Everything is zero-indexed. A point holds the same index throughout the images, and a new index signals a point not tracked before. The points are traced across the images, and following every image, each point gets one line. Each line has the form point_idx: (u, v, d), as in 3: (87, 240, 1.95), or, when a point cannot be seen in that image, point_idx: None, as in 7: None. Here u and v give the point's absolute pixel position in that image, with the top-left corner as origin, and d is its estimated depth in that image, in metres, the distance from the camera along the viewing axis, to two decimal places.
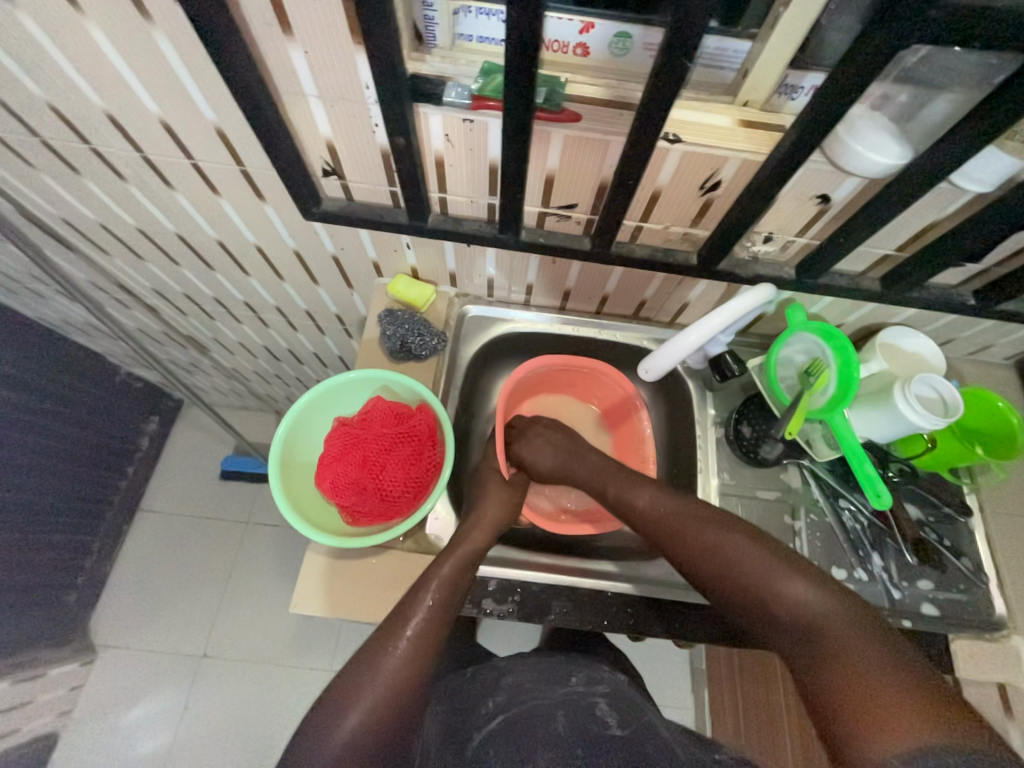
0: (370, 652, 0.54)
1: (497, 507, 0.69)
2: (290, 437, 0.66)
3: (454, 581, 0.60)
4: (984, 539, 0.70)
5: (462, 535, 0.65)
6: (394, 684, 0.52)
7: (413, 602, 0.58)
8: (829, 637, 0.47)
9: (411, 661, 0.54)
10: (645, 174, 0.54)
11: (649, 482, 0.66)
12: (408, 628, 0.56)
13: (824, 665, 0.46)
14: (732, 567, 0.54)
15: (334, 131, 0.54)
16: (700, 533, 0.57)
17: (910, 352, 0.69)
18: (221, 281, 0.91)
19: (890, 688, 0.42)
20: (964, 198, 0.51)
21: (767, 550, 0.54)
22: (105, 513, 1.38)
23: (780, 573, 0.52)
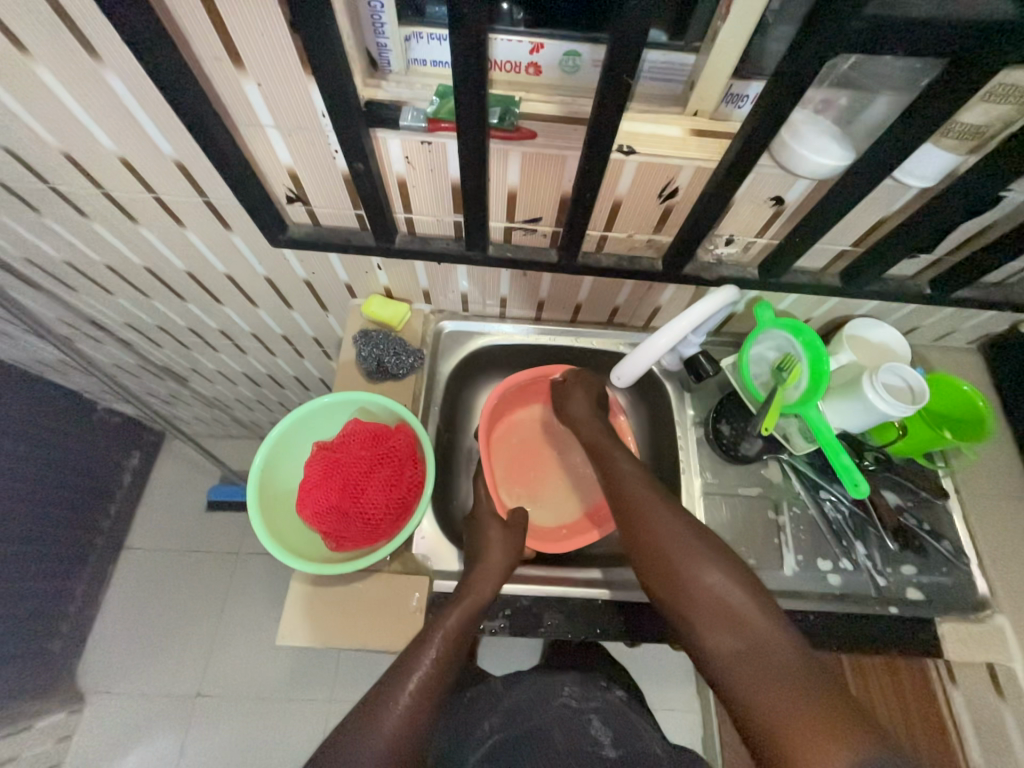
0: (372, 706, 0.53)
1: (505, 552, 0.66)
2: (268, 465, 0.66)
3: (460, 634, 0.59)
4: (962, 520, 0.72)
5: (468, 585, 0.63)
6: (397, 741, 0.50)
7: (412, 656, 0.56)
8: (771, 656, 0.50)
9: (413, 717, 0.52)
10: (604, 186, 0.56)
11: (648, 506, 0.62)
12: (407, 684, 0.54)
13: (761, 683, 0.49)
14: (690, 587, 0.56)
15: (294, 159, 0.54)
16: (670, 555, 0.58)
17: (877, 342, 0.71)
18: (194, 311, 0.90)
19: (822, 710, 0.45)
20: (910, 193, 0.53)
21: (722, 572, 0.56)
22: (87, 554, 1.34)
23: (725, 592, 0.55)
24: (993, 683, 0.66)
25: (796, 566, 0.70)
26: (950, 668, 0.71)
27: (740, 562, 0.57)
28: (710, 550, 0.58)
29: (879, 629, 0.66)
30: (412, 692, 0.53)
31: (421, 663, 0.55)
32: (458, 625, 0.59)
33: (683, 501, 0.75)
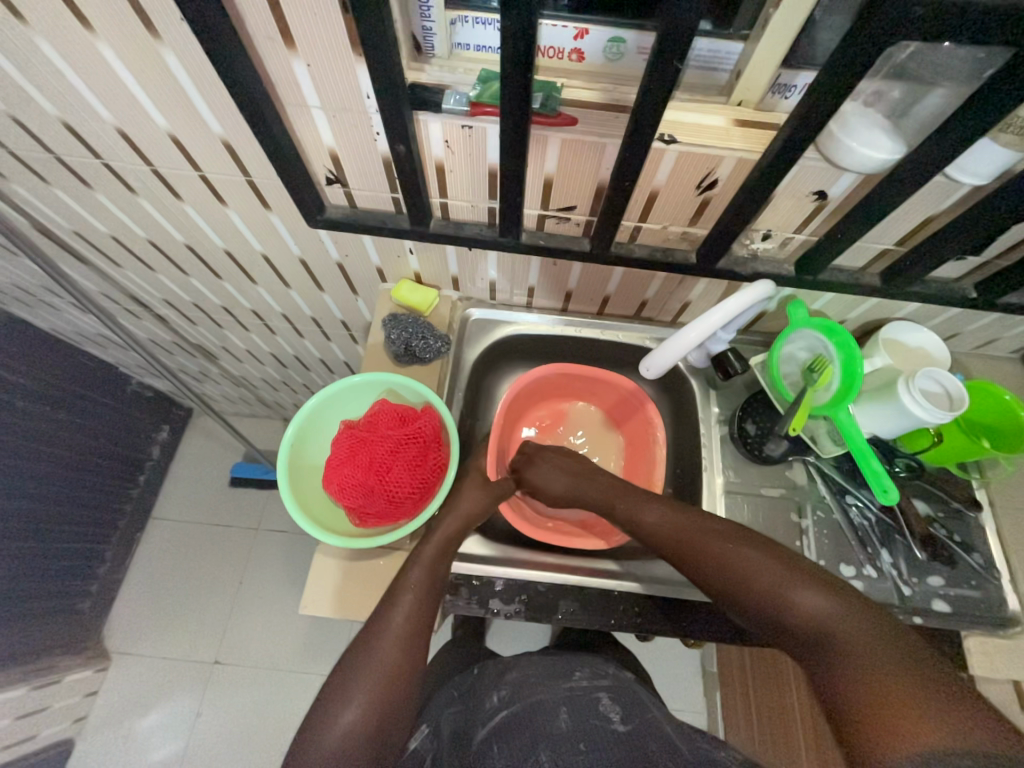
0: (359, 644, 0.55)
1: (471, 496, 0.67)
2: (297, 440, 0.67)
3: (435, 569, 0.60)
4: (996, 534, 0.69)
5: (442, 526, 0.63)
6: (382, 671, 0.53)
7: (395, 594, 0.58)
8: (859, 648, 0.47)
9: (401, 646, 0.54)
10: (642, 176, 0.55)
11: (700, 523, 0.61)
12: (394, 620, 0.56)
13: (854, 675, 0.46)
14: (764, 588, 0.54)
15: (337, 140, 0.55)
16: (736, 557, 0.56)
17: (915, 347, 0.69)
18: (229, 290, 0.93)
19: (926, 694, 0.42)
20: (961, 191, 0.51)
21: (791, 573, 0.54)
22: (118, 520, 1.40)
23: (800, 591, 0.52)
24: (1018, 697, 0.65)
25: None
26: (974, 684, 0.70)
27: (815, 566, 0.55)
28: (770, 555, 0.56)
29: None
30: (396, 625, 0.55)
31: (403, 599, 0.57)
32: (435, 562, 0.60)
33: (703, 499, 0.75)
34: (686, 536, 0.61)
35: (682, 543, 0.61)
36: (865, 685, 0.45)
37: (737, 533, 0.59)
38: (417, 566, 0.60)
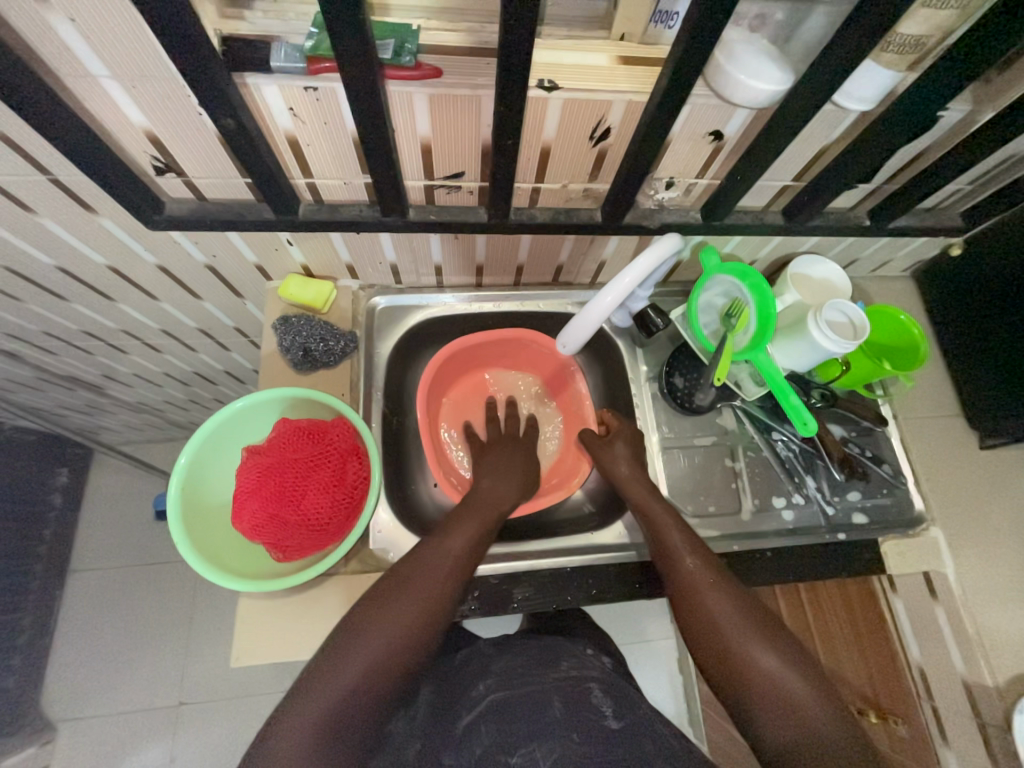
0: (354, 639, 0.50)
1: (464, 535, 0.58)
2: (192, 479, 0.59)
3: (448, 572, 0.55)
4: (901, 444, 0.75)
5: (423, 562, 0.55)
6: (381, 678, 0.49)
7: (359, 631, 0.50)
8: (767, 674, 0.51)
9: (391, 661, 0.49)
10: (529, 130, 0.49)
11: (704, 582, 0.58)
12: (351, 664, 0.49)
13: (763, 697, 0.51)
14: (699, 599, 0.57)
15: (149, 119, 0.44)
16: (690, 573, 0.58)
17: (820, 280, 0.71)
18: (84, 312, 0.78)
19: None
20: (848, 120, 0.50)
21: (781, 656, 0.52)
22: (29, 584, 1.23)
23: (731, 612, 0.55)
24: (928, 587, 0.70)
25: (753, 509, 0.72)
26: (892, 579, 0.73)
27: (802, 649, 0.53)
28: (763, 623, 0.55)
29: (833, 557, 0.69)
30: (384, 654, 0.50)
31: (369, 643, 0.50)
32: (426, 606, 0.52)
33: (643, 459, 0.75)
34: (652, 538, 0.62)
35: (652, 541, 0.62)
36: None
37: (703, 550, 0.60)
38: (391, 609, 0.52)
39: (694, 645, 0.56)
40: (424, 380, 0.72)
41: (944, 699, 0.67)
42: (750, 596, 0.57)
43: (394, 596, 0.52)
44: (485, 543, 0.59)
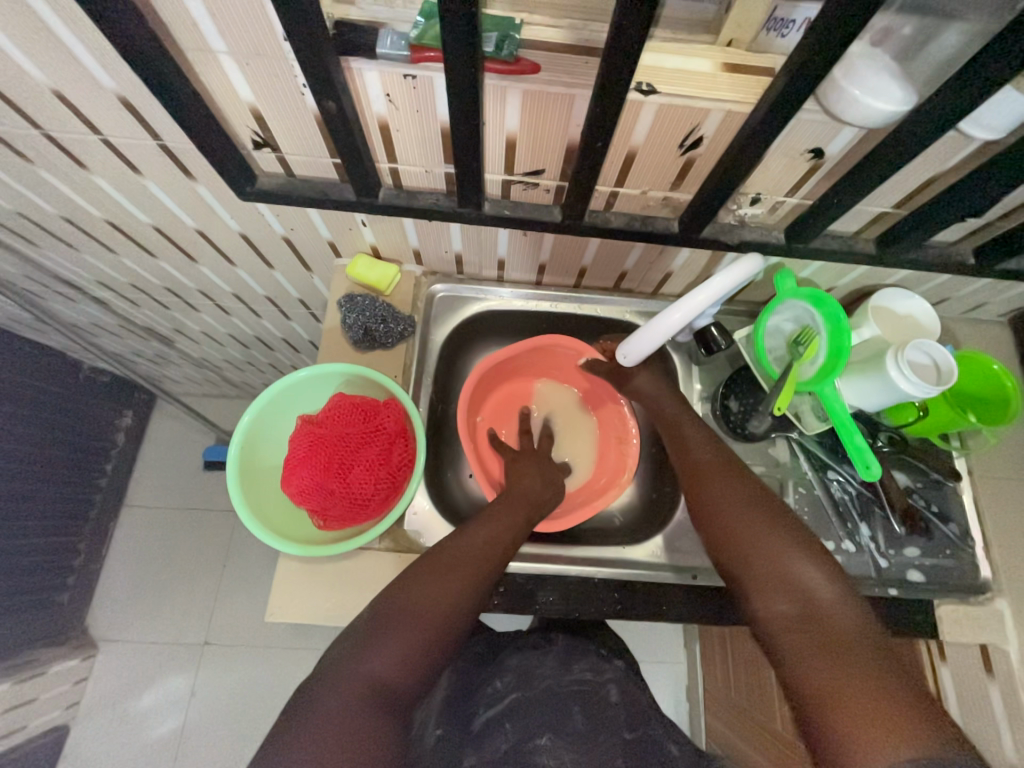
0: (410, 591, 0.52)
1: (508, 526, 0.60)
2: (250, 440, 0.62)
3: (493, 547, 0.58)
4: (973, 503, 0.69)
5: (472, 545, 0.57)
6: (432, 632, 0.51)
7: (409, 603, 0.51)
8: (829, 625, 0.47)
9: (444, 618, 0.52)
10: (618, 133, 0.48)
11: (717, 472, 0.61)
12: (403, 632, 0.49)
13: (819, 650, 0.46)
14: (749, 546, 0.54)
15: (256, 96, 0.46)
16: (739, 516, 0.56)
17: (905, 315, 0.66)
18: (168, 270, 0.83)
19: (895, 695, 0.42)
20: (968, 149, 0.46)
21: (794, 546, 0.53)
22: (89, 511, 1.34)
23: (783, 557, 0.52)
24: (983, 660, 0.64)
25: None
26: (941, 647, 0.68)
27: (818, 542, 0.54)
28: (777, 515, 0.56)
29: (878, 612, 0.65)
30: (437, 608, 0.52)
31: (419, 615, 0.51)
32: (470, 587, 0.54)
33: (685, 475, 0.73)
34: (701, 494, 0.60)
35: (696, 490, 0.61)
36: (816, 658, 0.46)
37: (752, 494, 0.58)
38: (437, 587, 0.53)
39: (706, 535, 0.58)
40: (478, 371, 0.71)
41: None
42: (760, 489, 0.59)
43: (444, 574, 0.54)
44: (525, 535, 0.62)
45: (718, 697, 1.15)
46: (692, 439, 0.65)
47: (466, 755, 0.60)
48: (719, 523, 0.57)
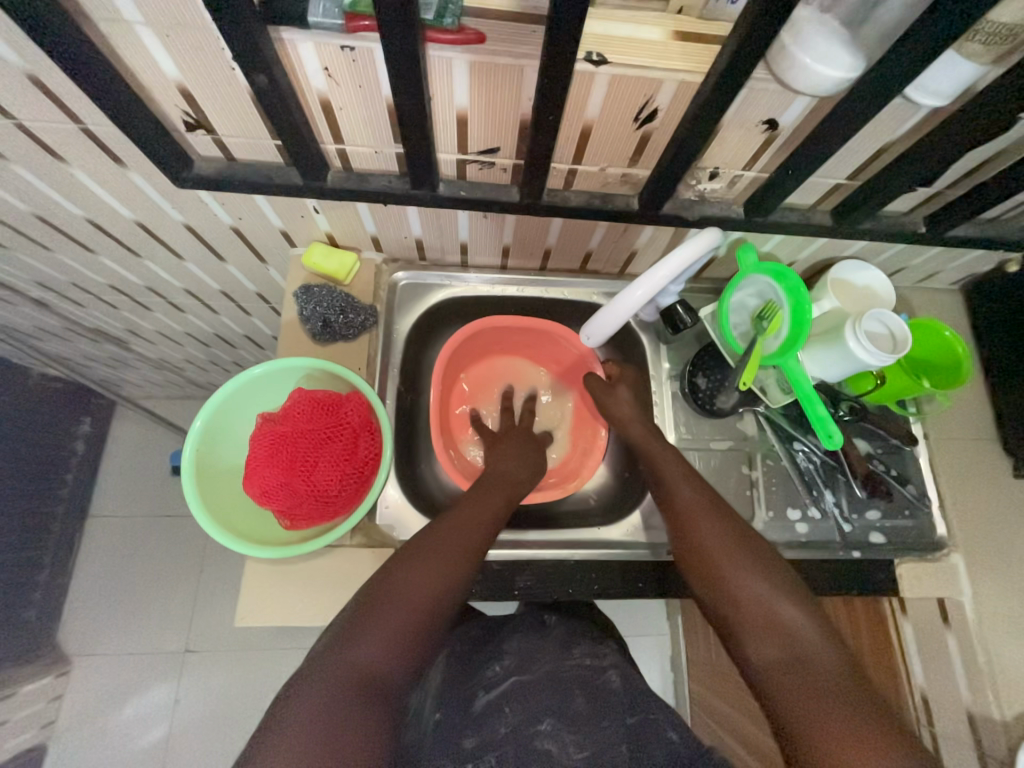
0: (394, 582, 0.51)
1: (490, 509, 0.60)
2: (206, 442, 0.60)
3: (475, 528, 0.57)
4: (928, 465, 0.72)
5: (454, 528, 0.56)
6: (420, 619, 0.50)
7: (392, 592, 0.50)
8: (803, 652, 0.47)
9: (430, 603, 0.51)
10: (571, 107, 0.46)
11: (682, 487, 0.60)
12: (388, 621, 0.48)
13: (796, 684, 0.46)
14: (722, 570, 0.54)
15: (183, 72, 0.43)
16: (711, 538, 0.56)
17: (862, 287, 0.67)
18: (111, 266, 0.78)
19: (868, 719, 0.42)
20: (916, 117, 0.47)
21: (781, 589, 0.52)
22: (49, 525, 1.28)
23: (754, 581, 0.52)
24: (941, 613, 0.67)
25: (767, 521, 0.70)
26: (903, 602, 0.71)
27: (804, 585, 0.52)
28: (758, 552, 0.54)
29: (844, 574, 0.68)
30: (423, 594, 0.51)
31: (403, 603, 0.50)
32: (452, 571, 0.53)
33: None
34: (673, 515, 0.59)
35: (668, 511, 0.60)
36: (816, 712, 0.43)
37: (720, 512, 0.58)
38: (421, 572, 0.52)
39: (691, 574, 0.56)
40: (452, 342, 0.71)
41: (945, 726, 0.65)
42: (725, 504, 0.59)
43: (425, 560, 0.53)
44: (506, 516, 0.62)
45: (700, 665, 1.19)
46: (662, 461, 0.63)
47: (467, 739, 0.60)
48: (690, 543, 0.57)
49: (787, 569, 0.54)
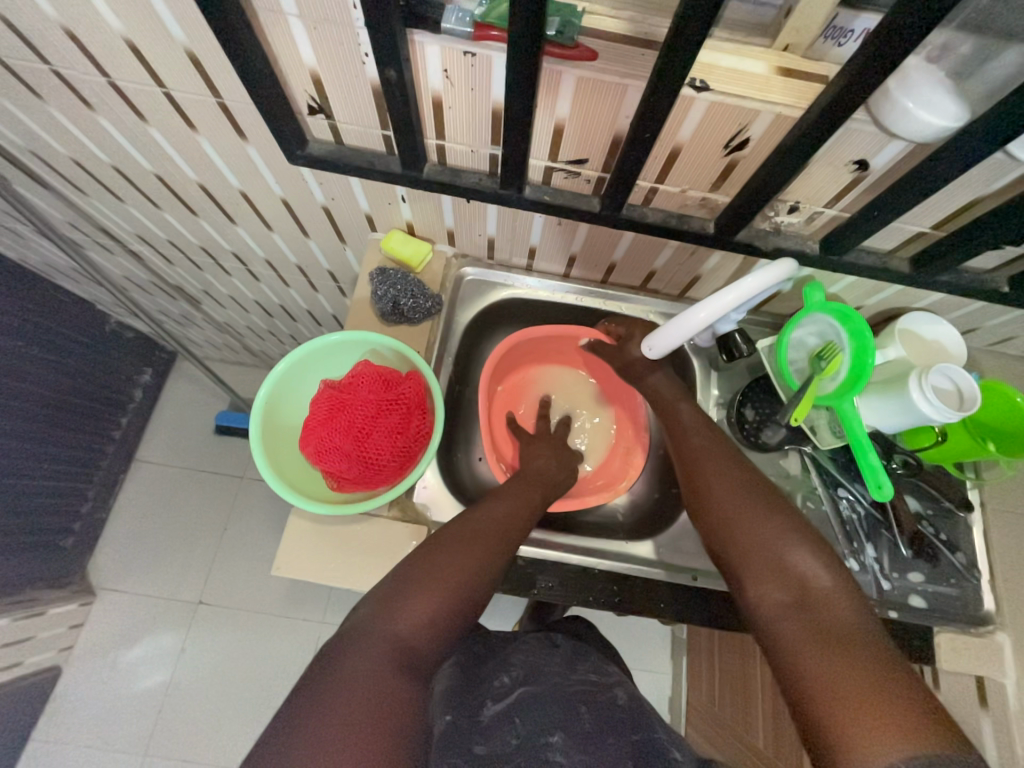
0: (434, 559, 0.54)
1: (525, 504, 0.63)
2: (274, 397, 0.64)
3: (512, 520, 0.60)
4: (981, 535, 0.69)
5: (492, 518, 0.59)
6: (454, 594, 0.52)
7: (431, 567, 0.53)
8: (826, 620, 0.48)
9: (465, 584, 0.53)
10: (665, 128, 0.48)
11: (713, 457, 0.61)
12: (427, 594, 0.51)
13: (813, 647, 0.46)
14: (748, 539, 0.55)
15: (319, 61, 0.48)
16: (739, 507, 0.57)
17: (931, 340, 0.65)
18: (207, 229, 0.86)
19: (886, 685, 0.42)
20: (1014, 173, 0.46)
21: (798, 540, 0.53)
22: (102, 461, 1.37)
23: (782, 549, 0.53)
24: (979, 693, 0.64)
25: None
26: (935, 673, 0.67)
27: (825, 539, 0.53)
28: (790, 525, 0.55)
29: None
30: (459, 572, 0.53)
31: (444, 580, 0.52)
32: (491, 558, 0.56)
33: None
34: (701, 486, 0.60)
35: (693, 480, 0.61)
36: (829, 672, 0.44)
37: (752, 484, 0.58)
38: (458, 553, 0.54)
39: (716, 542, 0.57)
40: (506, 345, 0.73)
41: None
42: (759, 478, 0.59)
43: (467, 545, 0.55)
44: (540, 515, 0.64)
45: (701, 711, 1.15)
46: (693, 434, 0.64)
47: (476, 745, 0.57)
48: (717, 513, 0.58)
49: (822, 543, 0.53)
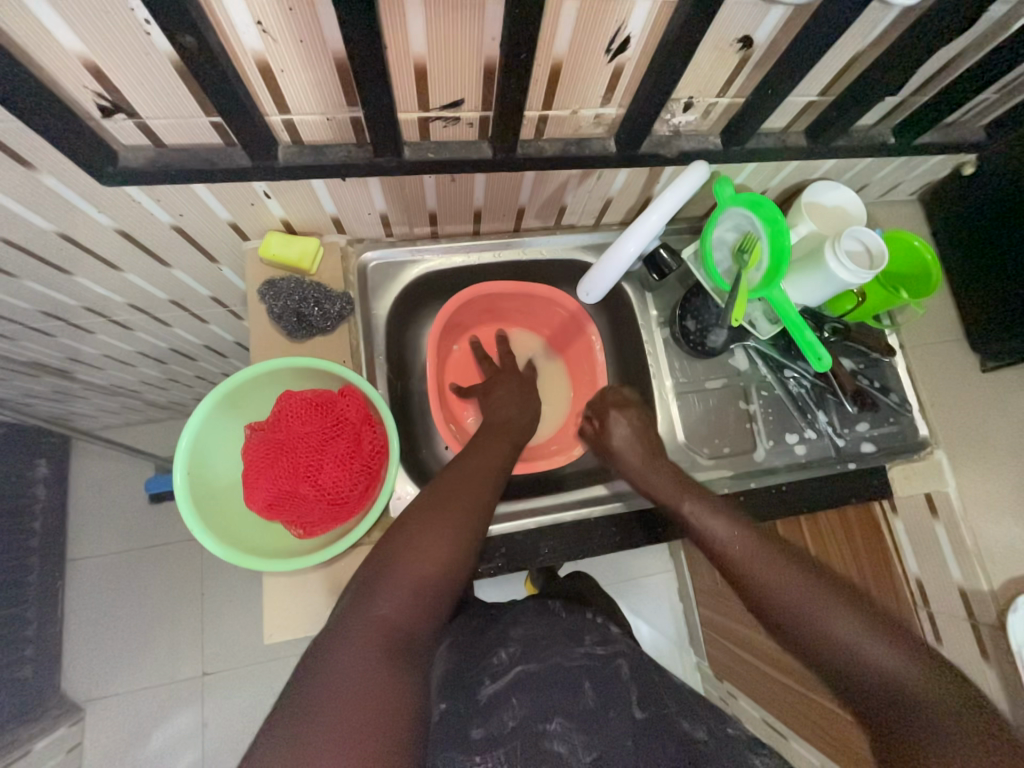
0: (404, 540, 0.50)
1: (495, 453, 0.61)
2: (197, 461, 0.56)
3: (484, 473, 0.57)
4: (906, 371, 0.76)
5: (462, 476, 0.56)
6: (431, 571, 0.48)
7: (399, 549, 0.49)
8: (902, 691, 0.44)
9: (444, 558, 0.50)
10: (539, 42, 0.42)
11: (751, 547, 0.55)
12: (398, 576, 0.47)
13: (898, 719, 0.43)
14: (805, 619, 0.49)
15: (86, 43, 0.37)
16: (787, 586, 0.51)
17: (834, 207, 0.68)
18: (40, 291, 0.70)
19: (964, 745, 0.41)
20: (889, 18, 0.45)
21: (842, 605, 0.48)
22: (27, 578, 1.19)
23: (839, 618, 0.48)
24: (929, 505, 0.71)
25: (768, 449, 0.73)
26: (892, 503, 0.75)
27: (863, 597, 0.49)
28: (831, 590, 0.50)
29: (842, 485, 0.72)
30: (434, 549, 0.49)
31: (421, 550, 0.49)
32: (470, 510, 0.53)
33: (658, 405, 0.75)
34: (748, 574, 0.54)
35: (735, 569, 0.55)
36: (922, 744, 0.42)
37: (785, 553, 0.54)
38: (428, 528, 0.50)
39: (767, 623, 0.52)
40: (440, 320, 0.68)
41: (940, 604, 0.70)
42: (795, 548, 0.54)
43: (442, 517, 0.51)
44: (512, 461, 0.62)
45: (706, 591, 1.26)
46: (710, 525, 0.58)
47: (474, 728, 0.58)
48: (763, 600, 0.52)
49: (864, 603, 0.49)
